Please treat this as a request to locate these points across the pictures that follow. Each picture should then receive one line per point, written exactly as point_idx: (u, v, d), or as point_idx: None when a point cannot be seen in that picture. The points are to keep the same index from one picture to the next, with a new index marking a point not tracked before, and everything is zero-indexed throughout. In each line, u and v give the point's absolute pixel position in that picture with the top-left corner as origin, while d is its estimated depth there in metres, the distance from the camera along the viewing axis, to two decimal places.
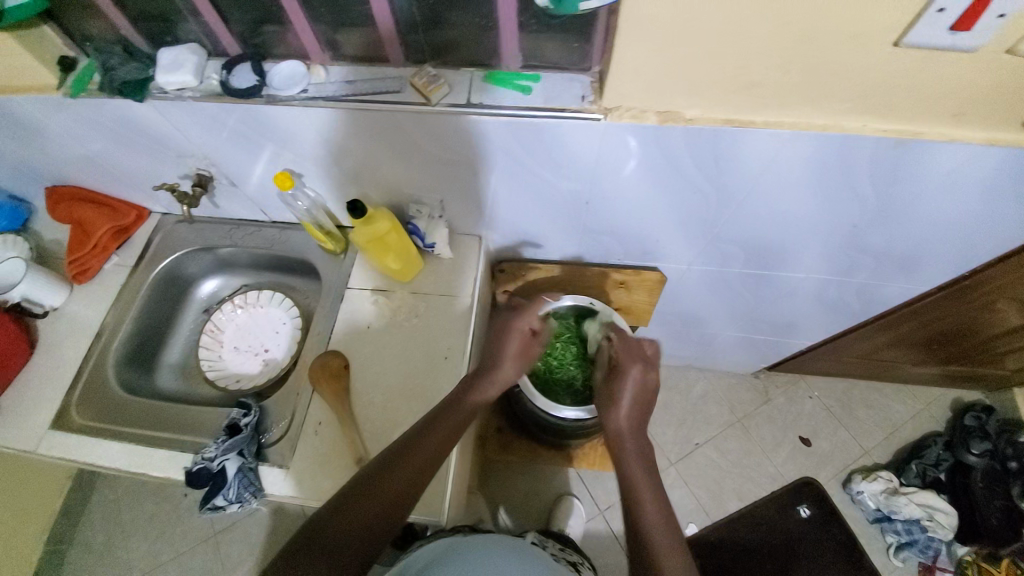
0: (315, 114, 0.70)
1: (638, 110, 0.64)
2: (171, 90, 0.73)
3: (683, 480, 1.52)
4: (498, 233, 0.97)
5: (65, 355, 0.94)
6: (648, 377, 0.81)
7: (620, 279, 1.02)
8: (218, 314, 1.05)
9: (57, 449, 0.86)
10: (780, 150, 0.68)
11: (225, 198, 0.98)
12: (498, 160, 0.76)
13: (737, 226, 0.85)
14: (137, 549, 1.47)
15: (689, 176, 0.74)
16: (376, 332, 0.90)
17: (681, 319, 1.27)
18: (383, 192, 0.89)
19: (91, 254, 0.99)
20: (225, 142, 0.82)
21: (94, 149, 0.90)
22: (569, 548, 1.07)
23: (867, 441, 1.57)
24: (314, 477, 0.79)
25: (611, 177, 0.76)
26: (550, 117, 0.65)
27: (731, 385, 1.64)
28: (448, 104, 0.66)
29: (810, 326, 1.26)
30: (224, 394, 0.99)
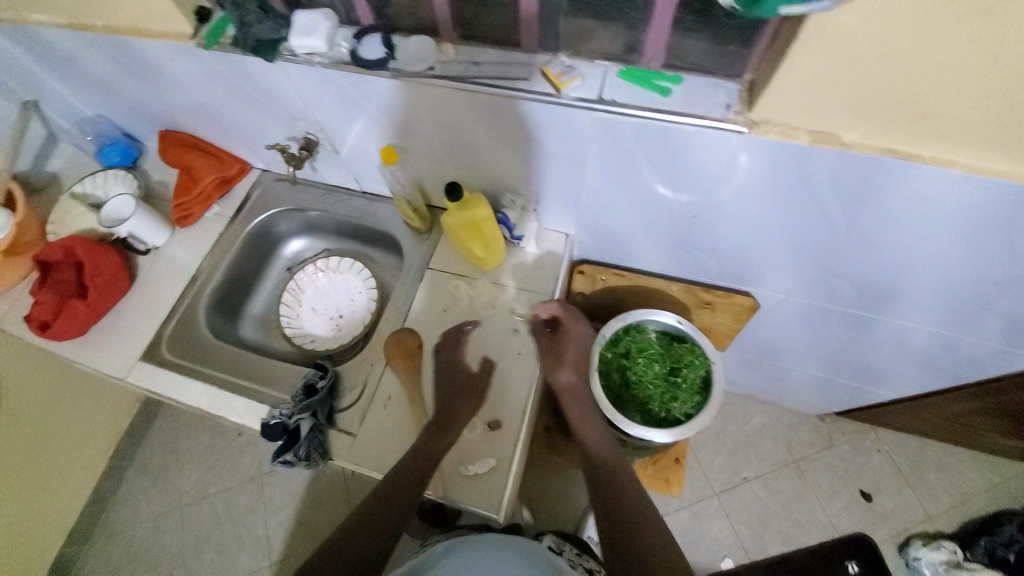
0: (436, 92, 0.69)
1: (788, 127, 0.59)
2: (301, 53, 0.74)
3: (723, 512, 1.45)
4: (587, 234, 0.94)
5: (163, 292, 1.00)
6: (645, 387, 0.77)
7: (708, 299, 0.96)
8: (300, 275, 1.08)
9: (148, 379, 0.92)
10: (943, 191, 0.60)
11: (323, 163, 1.00)
12: (612, 161, 0.72)
13: (856, 264, 0.78)
14: (190, 476, 1.58)
15: (821, 204, 0.67)
16: (453, 316, 0.90)
17: (757, 347, 1.20)
18: (481, 178, 0.88)
19: (195, 200, 1.04)
20: (337, 109, 0.83)
21: (214, 101, 0.93)
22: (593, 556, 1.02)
23: (932, 505, 1.44)
24: (379, 449, 0.80)
25: (731, 194, 0.71)
26: (687, 124, 0.60)
27: (790, 423, 1.55)
28: (577, 98, 0.63)
29: (900, 377, 1.15)
30: (300, 352, 1.02)
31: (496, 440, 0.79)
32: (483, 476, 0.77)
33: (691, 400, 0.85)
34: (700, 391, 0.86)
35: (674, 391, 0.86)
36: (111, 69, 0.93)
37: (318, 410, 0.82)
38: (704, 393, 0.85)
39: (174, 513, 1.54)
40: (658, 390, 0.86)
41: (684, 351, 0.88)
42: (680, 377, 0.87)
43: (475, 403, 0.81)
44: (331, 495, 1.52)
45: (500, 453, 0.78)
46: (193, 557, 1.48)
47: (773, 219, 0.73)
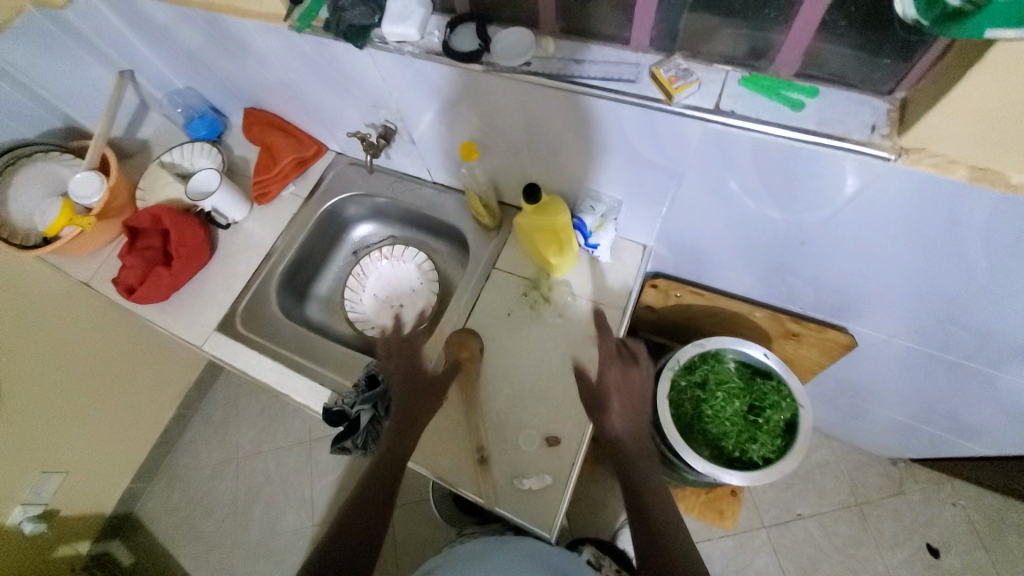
0: (529, 91, 0.65)
1: (946, 159, 0.50)
2: (392, 41, 0.71)
3: (771, 546, 1.36)
4: (668, 247, 0.88)
5: (239, 267, 1.04)
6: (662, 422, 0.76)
7: (795, 330, 0.87)
8: (366, 261, 1.08)
9: (222, 350, 0.96)
10: None
11: (399, 151, 0.99)
12: (716, 175, 0.65)
13: (989, 315, 0.67)
14: (245, 433, 1.68)
15: (964, 247, 0.58)
16: (517, 321, 0.87)
17: (834, 382, 1.09)
18: (561, 179, 0.83)
19: (274, 178, 1.06)
20: (421, 99, 0.81)
21: (299, 83, 0.94)
22: None
23: (1014, 574, 1.29)
24: (435, 450, 0.80)
25: (852, 223, 0.62)
26: (820, 145, 0.53)
27: (855, 462, 1.43)
28: (690, 107, 0.56)
29: (1006, 437, 1.02)
30: (360, 337, 1.04)
31: (553, 455, 0.77)
32: (538, 491, 0.76)
33: (772, 443, 0.78)
34: (782, 435, 0.79)
35: (752, 431, 0.79)
36: (205, 45, 0.95)
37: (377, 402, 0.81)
38: (786, 437, 0.78)
39: (229, 465, 1.64)
40: (735, 428, 0.80)
41: (768, 389, 0.80)
42: (761, 417, 0.79)
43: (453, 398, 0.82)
44: None
45: (557, 469, 0.76)
46: (243, 509, 1.58)
47: (897, 255, 0.64)
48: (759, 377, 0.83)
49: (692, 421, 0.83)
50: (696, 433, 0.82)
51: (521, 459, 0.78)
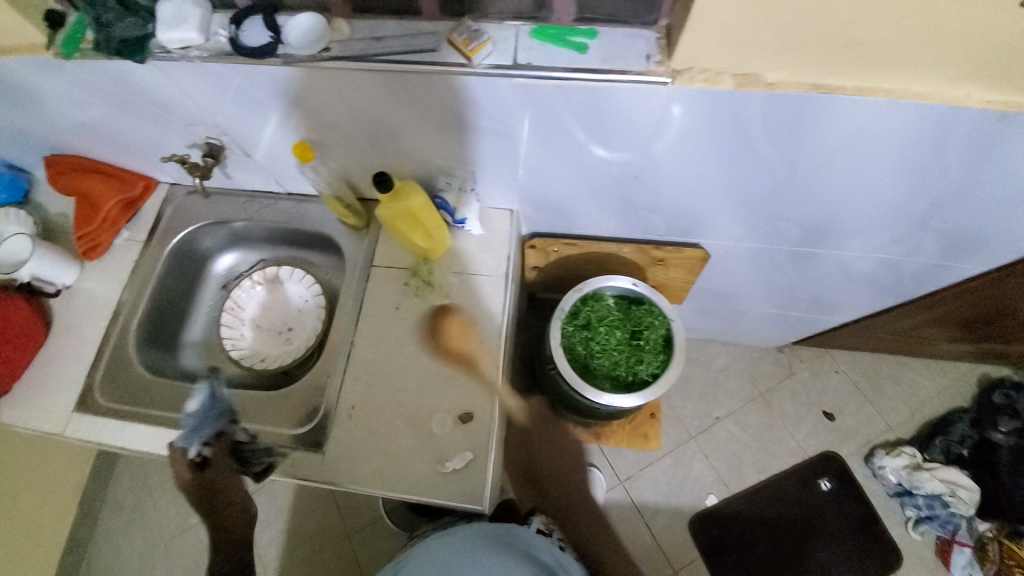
0: (339, 76, 0.63)
1: (711, 72, 0.56)
2: (175, 49, 0.66)
3: (703, 453, 1.52)
4: (532, 207, 0.90)
5: (85, 334, 0.91)
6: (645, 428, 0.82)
7: (660, 256, 0.96)
8: (238, 292, 1.01)
9: (84, 431, 0.84)
10: (869, 120, 0.60)
11: (237, 168, 0.92)
12: (543, 128, 0.68)
13: (796, 205, 0.78)
14: (166, 512, 1.51)
15: (754, 148, 0.66)
16: (405, 313, 0.85)
17: (713, 295, 1.22)
18: (411, 163, 0.82)
19: (100, 228, 0.94)
20: (238, 109, 0.75)
21: (97, 116, 0.83)
22: None
23: (890, 415, 1.55)
24: (350, 463, 0.77)
25: (667, 147, 0.68)
26: (610, 80, 0.57)
27: (754, 359, 1.62)
28: (491, 66, 0.59)
29: (848, 304, 1.20)
30: (251, 372, 0.96)
31: (469, 432, 0.78)
32: (462, 470, 0.76)
33: (657, 358, 0.86)
34: (665, 349, 0.86)
35: (639, 353, 0.87)
36: None
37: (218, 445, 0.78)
38: (667, 350, 0.86)
39: (157, 550, 1.48)
40: (624, 355, 0.87)
41: (642, 313, 0.89)
42: (643, 339, 0.87)
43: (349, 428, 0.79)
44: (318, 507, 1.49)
45: (475, 443, 0.77)
46: None
47: (713, 168, 0.72)
48: (635, 305, 0.91)
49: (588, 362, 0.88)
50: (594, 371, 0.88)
51: (439, 445, 0.77)
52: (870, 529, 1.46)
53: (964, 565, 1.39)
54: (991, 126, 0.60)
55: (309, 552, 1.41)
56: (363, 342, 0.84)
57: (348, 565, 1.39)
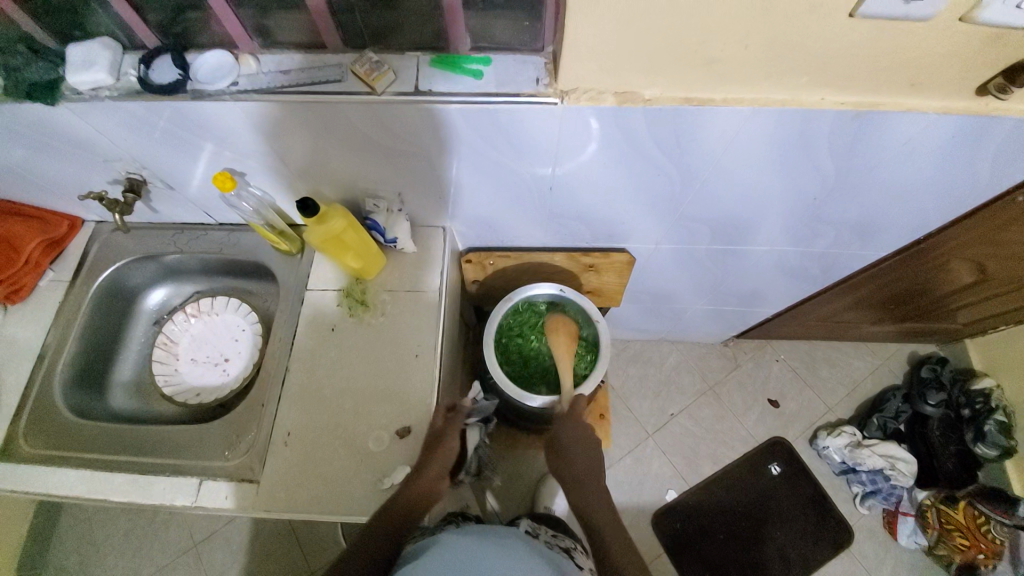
0: (252, 108, 0.65)
1: (595, 92, 0.62)
2: (86, 90, 0.67)
3: (660, 449, 1.57)
4: (462, 223, 0.94)
5: (6, 382, 0.87)
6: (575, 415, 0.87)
7: (589, 262, 1.01)
8: (170, 326, 1.00)
9: (5, 483, 0.80)
10: (741, 128, 0.67)
11: (164, 201, 0.91)
12: (455, 150, 0.72)
13: (702, 206, 0.85)
14: (114, 567, 1.42)
15: (650, 158, 0.72)
16: (342, 334, 0.86)
17: (652, 296, 1.28)
18: (338, 187, 0.84)
19: (23, 271, 0.91)
20: (157, 143, 0.76)
21: (10, 157, 0.81)
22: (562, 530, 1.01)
23: (830, 397, 1.65)
24: (289, 489, 0.77)
25: (572, 160, 0.74)
26: (505, 102, 0.62)
27: (702, 355, 1.69)
28: (395, 93, 0.63)
29: (774, 295, 1.29)
30: (187, 408, 0.95)
31: (407, 446, 0.79)
32: None
33: (585, 359, 0.99)
34: (592, 350, 1.00)
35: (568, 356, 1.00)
36: None
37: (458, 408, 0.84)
38: (594, 351, 0.99)
39: None
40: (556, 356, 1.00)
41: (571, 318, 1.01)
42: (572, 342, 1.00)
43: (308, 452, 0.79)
44: (277, 544, 1.44)
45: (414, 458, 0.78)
46: None
47: (618, 178, 0.78)
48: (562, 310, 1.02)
49: (525, 363, 1.02)
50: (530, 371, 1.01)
51: (378, 462, 0.78)
52: (821, 508, 1.53)
53: (910, 533, 1.46)
54: (848, 128, 0.68)
55: None
56: (299, 367, 0.84)
57: None
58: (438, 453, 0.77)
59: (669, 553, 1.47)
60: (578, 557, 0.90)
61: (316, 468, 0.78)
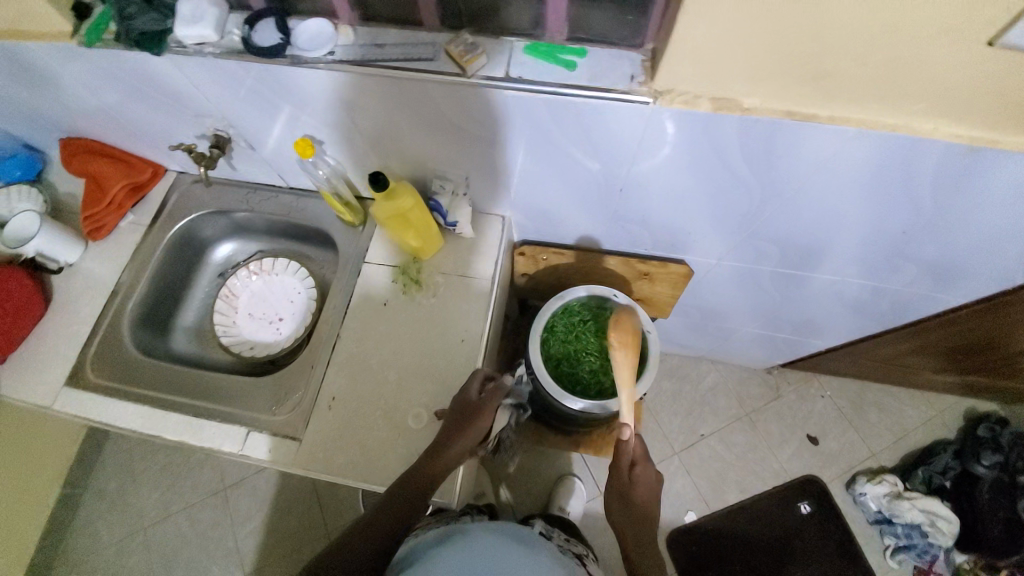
0: (342, 79, 0.67)
1: (691, 95, 0.59)
2: (191, 44, 0.70)
3: (685, 469, 1.53)
4: (523, 214, 0.94)
5: (82, 312, 0.94)
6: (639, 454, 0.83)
7: (645, 269, 0.99)
8: (233, 280, 1.04)
9: (72, 405, 0.87)
10: (840, 148, 0.63)
11: (241, 160, 0.95)
12: (530, 138, 0.71)
13: (777, 225, 0.81)
14: (150, 497, 1.52)
15: (731, 169, 0.69)
16: (394, 310, 0.88)
17: (702, 312, 1.25)
18: (408, 165, 0.85)
19: (106, 210, 0.98)
20: (245, 103, 0.79)
21: (110, 102, 0.86)
22: (576, 538, 1.04)
23: (875, 443, 1.56)
24: (327, 452, 0.79)
25: (650, 162, 0.71)
26: (594, 97, 0.60)
27: (741, 379, 1.64)
28: (484, 77, 0.62)
29: (832, 328, 1.22)
30: (240, 360, 1.00)
31: None
32: None
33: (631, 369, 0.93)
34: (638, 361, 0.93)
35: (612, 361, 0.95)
36: None
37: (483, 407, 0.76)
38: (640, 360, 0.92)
39: (136, 536, 1.48)
40: (599, 360, 0.95)
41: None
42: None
43: (352, 421, 0.81)
44: (301, 499, 1.50)
45: None
46: None
47: (694, 186, 0.75)
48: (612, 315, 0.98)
49: (563, 361, 0.96)
50: (568, 370, 0.96)
51: (414, 439, 0.79)
52: (848, 556, 1.45)
53: None
54: (957, 163, 0.62)
55: (289, 548, 1.44)
56: (350, 335, 0.86)
57: None
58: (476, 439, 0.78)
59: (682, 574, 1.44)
60: (589, 563, 0.92)
61: (354, 438, 0.80)
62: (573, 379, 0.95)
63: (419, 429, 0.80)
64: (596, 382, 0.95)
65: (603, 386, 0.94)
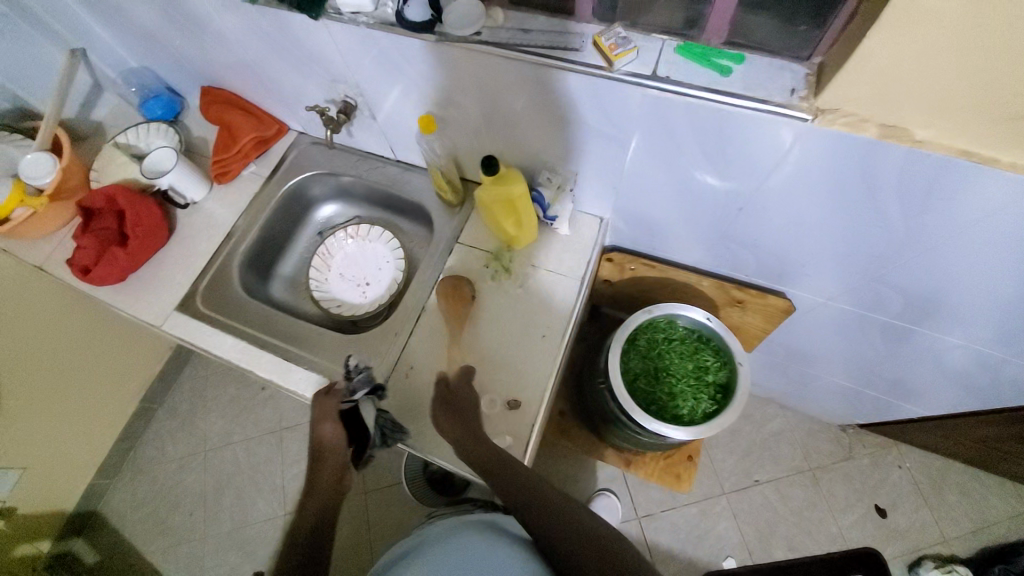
0: (482, 60, 0.67)
1: (857, 118, 0.55)
2: (347, 12, 0.73)
3: (731, 512, 1.45)
4: (623, 218, 0.91)
5: (199, 246, 1.03)
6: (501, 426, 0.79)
7: (739, 297, 0.94)
8: (331, 240, 1.10)
9: (179, 329, 0.95)
10: (1019, 201, 0.56)
11: (360, 128, 0.99)
12: (657, 142, 0.69)
13: (909, 273, 0.74)
14: (214, 424, 1.64)
15: (876, 204, 0.64)
16: (481, 293, 0.89)
17: (786, 351, 1.17)
18: (519, 154, 0.86)
19: (233, 157, 1.06)
20: (379, 75, 0.82)
21: (258, 59, 0.93)
22: None
23: (956, 532, 1.39)
24: (399, 419, 0.81)
25: (783, 184, 0.67)
26: (744, 107, 0.57)
27: (809, 431, 1.52)
28: (630, 73, 0.61)
29: (934, 395, 1.10)
30: (328, 315, 1.04)
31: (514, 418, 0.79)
32: None
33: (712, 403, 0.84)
34: (721, 395, 0.85)
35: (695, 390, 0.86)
36: (160, 21, 0.94)
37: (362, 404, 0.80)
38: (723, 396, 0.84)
39: (197, 457, 1.60)
40: (679, 386, 0.86)
41: (710, 352, 0.87)
42: (703, 379, 0.86)
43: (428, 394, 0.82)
44: None
45: (516, 431, 0.78)
46: (212, 502, 1.54)
47: (824, 215, 0.70)
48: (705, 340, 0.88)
49: (641, 378, 0.89)
50: (643, 389, 0.88)
51: (484, 423, 0.79)
52: None
53: None
54: None
55: None
56: (435, 310, 0.88)
57: (358, 519, 1.44)
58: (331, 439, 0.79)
59: None
60: None
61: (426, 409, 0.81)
62: (647, 399, 0.87)
63: (488, 413, 0.80)
64: (673, 409, 0.86)
65: (680, 415, 0.85)
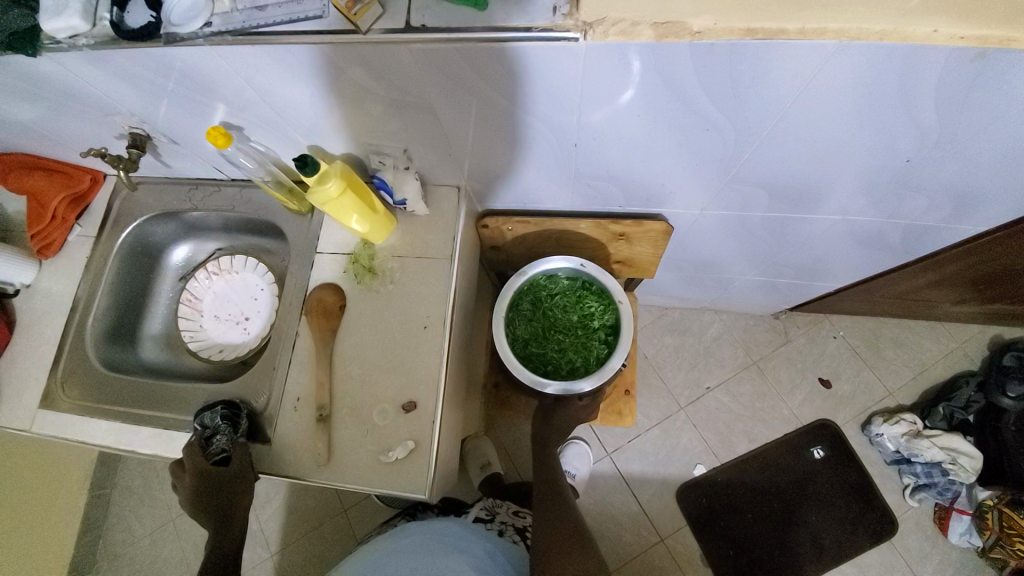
0: (227, 53, 0.59)
1: (628, 24, 0.49)
2: (64, 38, 0.61)
3: (693, 423, 1.50)
4: (479, 181, 0.85)
5: (45, 332, 0.92)
6: (371, 429, 0.76)
7: (619, 230, 0.91)
8: (193, 283, 1.01)
9: (48, 428, 0.86)
10: (820, 69, 0.52)
11: (172, 155, 0.89)
12: (459, 97, 0.62)
13: (760, 165, 0.71)
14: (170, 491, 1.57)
15: (694, 107, 0.59)
16: (350, 301, 0.82)
17: (694, 264, 1.17)
18: (339, 142, 0.77)
19: (51, 226, 0.93)
20: (151, 98, 0.72)
21: (16, 111, 0.79)
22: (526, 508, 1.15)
23: (892, 381, 1.48)
24: (294, 456, 0.76)
25: (603, 109, 0.61)
26: (512, 38, 0.51)
27: (748, 327, 1.56)
28: (381, 31, 0.54)
29: (838, 268, 1.11)
30: (210, 363, 0.98)
31: (411, 420, 0.76)
32: (405, 459, 0.74)
33: (605, 344, 0.96)
34: (611, 334, 0.96)
35: (587, 337, 0.97)
36: None
37: (235, 450, 0.75)
38: (613, 334, 0.95)
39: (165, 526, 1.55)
40: (568, 339, 0.97)
41: (593, 298, 0.97)
42: (590, 325, 0.97)
43: (319, 423, 0.76)
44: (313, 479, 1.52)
45: (417, 432, 0.75)
46: None
47: (655, 131, 0.65)
48: (584, 288, 0.98)
49: (531, 342, 0.98)
50: (535, 351, 0.97)
51: (382, 434, 0.76)
52: (866, 496, 1.41)
53: (962, 532, 1.33)
54: (960, 73, 0.50)
55: (310, 529, 1.45)
56: (307, 333, 0.82)
57: (345, 536, 1.43)
58: (196, 475, 0.75)
59: (692, 525, 1.42)
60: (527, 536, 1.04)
61: (319, 441, 0.75)
62: (542, 359, 0.97)
63: (384, 421, 0.76)
64: (567, 362, 0.96)
65: (574, 365, 0.96)
